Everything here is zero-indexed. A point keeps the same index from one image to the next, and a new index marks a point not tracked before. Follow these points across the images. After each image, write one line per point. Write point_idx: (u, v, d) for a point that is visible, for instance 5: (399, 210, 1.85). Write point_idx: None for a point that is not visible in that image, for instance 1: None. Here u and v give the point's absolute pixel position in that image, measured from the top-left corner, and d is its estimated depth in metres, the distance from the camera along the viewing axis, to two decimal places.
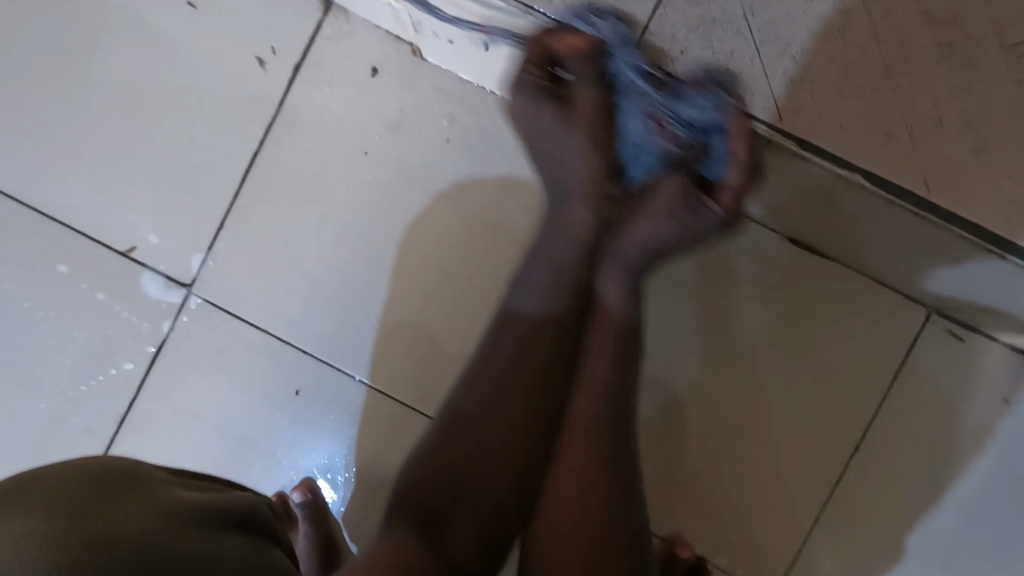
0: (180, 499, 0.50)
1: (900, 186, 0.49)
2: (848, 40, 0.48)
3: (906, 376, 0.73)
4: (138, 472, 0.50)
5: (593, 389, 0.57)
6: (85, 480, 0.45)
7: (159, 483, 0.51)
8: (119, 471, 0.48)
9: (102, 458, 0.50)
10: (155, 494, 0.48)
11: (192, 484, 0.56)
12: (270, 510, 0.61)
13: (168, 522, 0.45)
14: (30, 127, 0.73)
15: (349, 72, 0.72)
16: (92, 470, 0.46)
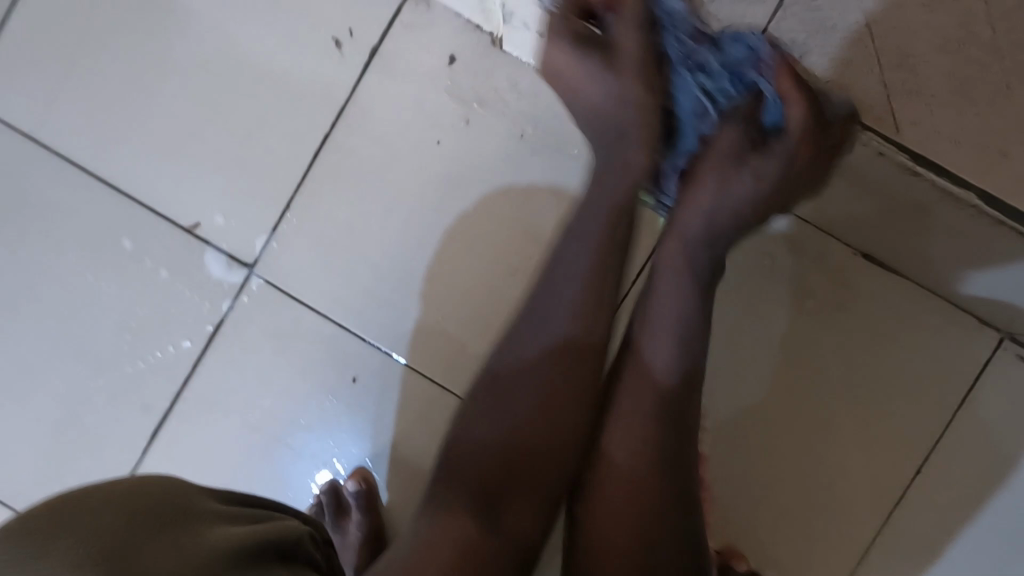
0: (220, 539, 0.41)
1: (1009, 205, 0.48)
2: (969, 53, 0.46)
3: (973, 401, 0.71)
4: (176, 505, 0.42)
5: (632, 432, 0.54)
6: (115, 527, 0.37)
7: (202, 516, 0.43)
8: (148, 509, 0.40)
9: (134, 486, 0.41)
10: (193, 535, 0.40)
11: (233, 512, 0.47)
12: (315, 548, 0.51)
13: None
14: (101, 97, 0.73)
15: (425, 59, 0.71)
16: (125, 511, 0.38)
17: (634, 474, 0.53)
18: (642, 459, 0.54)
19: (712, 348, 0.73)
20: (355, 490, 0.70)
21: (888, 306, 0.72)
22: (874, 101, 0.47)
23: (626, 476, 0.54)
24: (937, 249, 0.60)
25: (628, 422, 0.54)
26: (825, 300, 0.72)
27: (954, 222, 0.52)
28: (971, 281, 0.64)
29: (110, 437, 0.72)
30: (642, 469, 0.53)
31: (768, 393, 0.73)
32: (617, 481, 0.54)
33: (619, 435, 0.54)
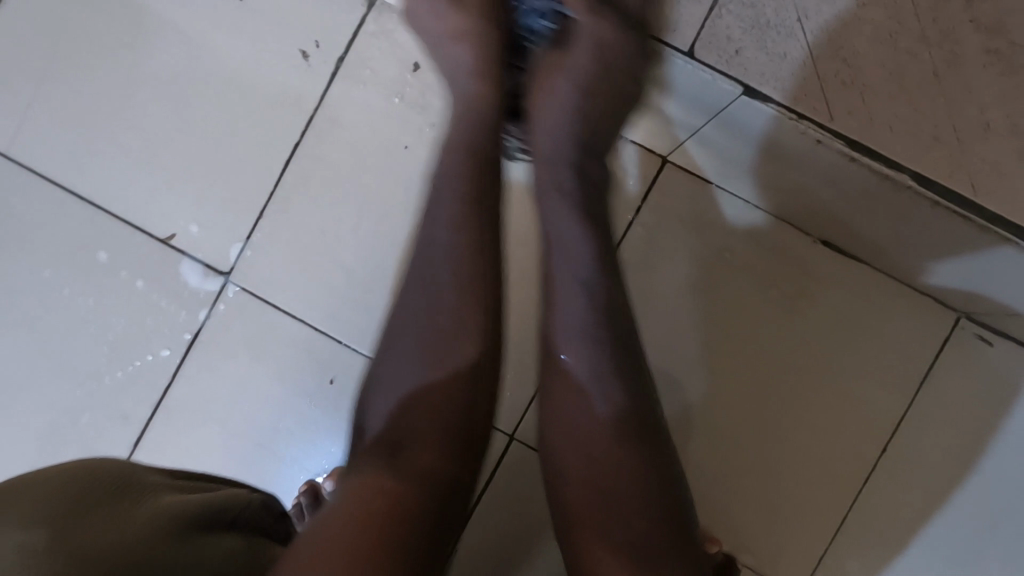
0: (171, 500, 0.46)
1: (948, 187, 0.50)
2: (898, 44, 0.48)
3: (935, 380, 0.74)
4: (129, 477, 0.46)
5: (581, 454, 0.50)
6: (72, 486, 0.42)
7: (152, 485, 0.47)
8: (99, 475, 0.44)
9: (85, 462, 0.46)
10: (142, 499, 0.45)
11: (187, 485, 0.52)
12: (267, 514, 0.55)
13: (157, 526, 0.42)
14: (75, 115, 0.74)
15: (391, 67, 0.73)
16: (82, 476, 0.43)
17: (596, 504, 0.48)
18: (603, 485, 0.48)
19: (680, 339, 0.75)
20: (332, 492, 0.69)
21: (847, 291, 0.74)
22: (812, 91, 0.49)
23: (587, 504, 0.49)
24: (887, 232, 0.62)
25: (576, 445, 0.50)
26: (786, 287, 0.74)
27: (896, 203, 0.54)
28: (922, 264, 0.66)
29: (91, 448, 0.73)
30: (607, 494, 0.48)
31: (736, 380, 0.75)
32: (584, 514, 0.49)
33: (576, 457, 0.50)
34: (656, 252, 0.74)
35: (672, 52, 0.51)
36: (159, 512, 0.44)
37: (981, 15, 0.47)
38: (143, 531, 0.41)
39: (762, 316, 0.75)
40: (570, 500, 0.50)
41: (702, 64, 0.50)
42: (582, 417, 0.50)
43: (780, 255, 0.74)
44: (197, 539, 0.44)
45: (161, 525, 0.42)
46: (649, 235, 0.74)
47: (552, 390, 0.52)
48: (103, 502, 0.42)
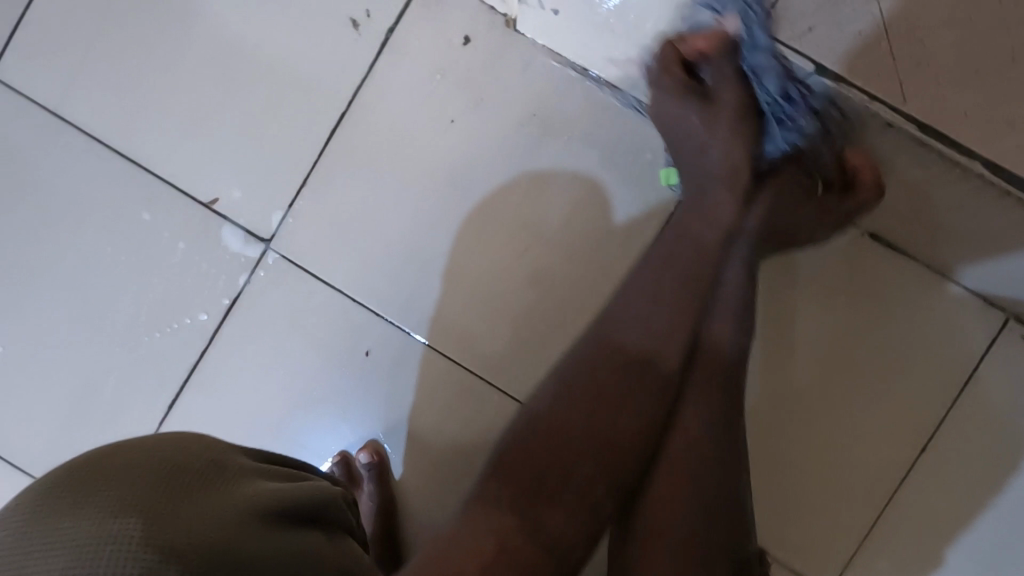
0: (260, 493, 0.45)
1: (1020, 178, 0.49)
2: (977, 26, 0.47)
3: (979, 380, 0.72)
4: (216, 459, 0.46)
5: (698, 430, 0.57)
6: (159, 474, 0.40)
7: (238, 471, 0.46)
8: (184, 461, 0.43)
9: (174, 444, 0.45)
10: (229, 489, 0.43)
11: (271, 474, 0.51)
12: (347, 511, 0.54)
13: (235, 520, 0.40)
14: (123, 76, 0.75)
15: (440, 40, 0.72)
16: (165, 461, 0.42)
17: (698, 462, 0.56)
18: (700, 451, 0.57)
19: None
20: (369, 463, 0.72)
21: (893, 286, 0.72)
22: (885, 72, 0.48)
23: (685, 475, 0.56)
24: (943, 224, 0.61)
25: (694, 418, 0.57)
26: (830, 280, 0.73)
27: (962, 191, 0.53)
28: (976, 261, 0.65)
29: (129, 408, 0.74)
30: (698, 456, 0.57)
31: (773, 372, 0.74)
32: (675, 479, 0.56)
33: (683, 436, 0.57)
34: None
35: (744, 27, 0.51)
36: (241, 504, 0.42)
37: None
38: (223, 524, 0.39)
39: (803, 308, 0.73)
40: (674, 465, 0.57)
41: (772, 39, 0.50)
42: (710, 383, 0.58)
43: (821, 244, 0.72)
44: (280, 542, 0.42)
45: (246, 522, 0.41)
46: None
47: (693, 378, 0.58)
48: (185, 492, 0.40)
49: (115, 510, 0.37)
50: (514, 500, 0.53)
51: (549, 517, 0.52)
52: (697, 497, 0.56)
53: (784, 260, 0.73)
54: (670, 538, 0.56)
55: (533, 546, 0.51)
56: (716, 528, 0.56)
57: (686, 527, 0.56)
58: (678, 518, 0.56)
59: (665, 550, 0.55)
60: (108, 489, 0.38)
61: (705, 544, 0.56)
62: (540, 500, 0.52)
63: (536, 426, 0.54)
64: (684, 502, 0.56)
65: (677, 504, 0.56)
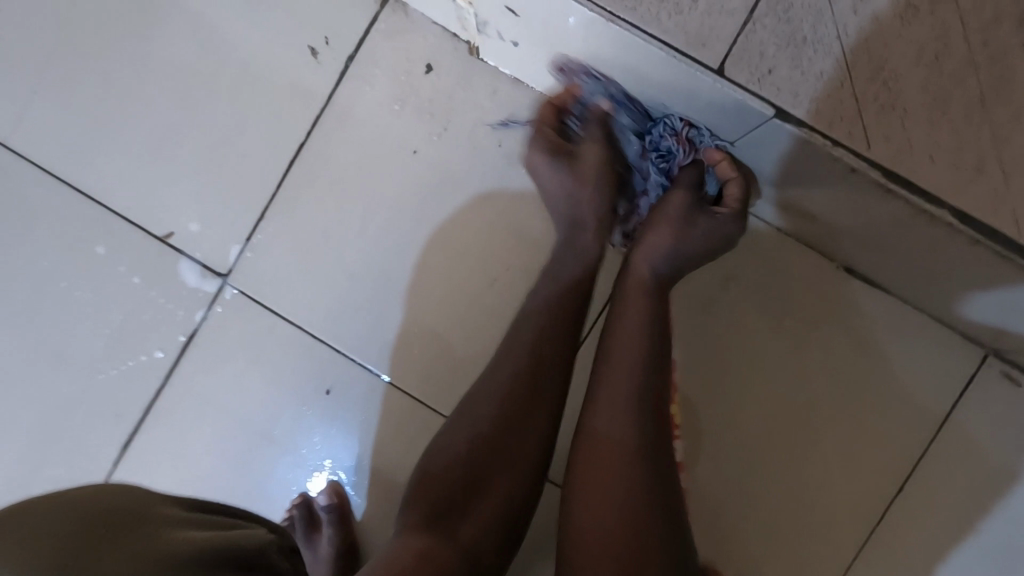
0: (189, 544, 0.42)
1: (989, 226, 0.47)
2: (943, 69, 0.45)
3: (958, 417, 0.70)
4: (138, 510, 0.43)
5: (613, 411, 0.53)
6: (73, 527, 0.37)
7: (164, 522, 0.43)
8: (103, 510, 0.40)
9: (85, 496, 0.41)
10: (155, 538, 0.41)
11: (200, 522, 0.48)
12: (280, 556, 0.52)
13: (160, 570, 0.38)
14: (76, 105, 0.72)
15: (402, 68, 0.70)
16: (79, 512, 0.39)
17: (617, 443, 0.52)
18: (621, 432, 0.52)
19: (694, 363, 0.73)
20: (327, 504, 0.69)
21: (869, 321, 0.71)
22: (848, 115, 0.46)
23: (606, 459, 0.51)
24: (916, 265, 0.59)
25: (610, 396, 0.54)
26: (803, 314, 0.71)
27: (931, 237, 0.51)
28: (951, 300, 0.63)
29: (82, 448, 0.72)
30: (619, 438, 0.52)
31: (746, 409, 0.72)
32: (594, 461, 0.52)
33: (640, 504, 0.50)
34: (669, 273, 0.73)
35: (702, 68, 0.48)
36: (165, 553, 0.40)
37: None
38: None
39: (777, 343, 0.72)
40: (595, 449, 0.52)
41: (731, 82, 0.47)
42: (620, 360, 0.55)
43: (796, 278, 0.71)
44: None
45: (174, 572, 0.39)
46: None
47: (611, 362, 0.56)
48: (105, 545, 0.37)
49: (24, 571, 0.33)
50: (441, 509, 0.50)
51: (466, 525, 0.49)
52: (622, 483, 0.50)
53: (758, 294, 0.72)
54: (597, 538, 0.49)
55: (450, 553, 0.48)
56: (643, 525, 0.49)
57: (609, 520, 0.49)
58: (600, 510, 0.49)
59: (590, 550, 0.48)
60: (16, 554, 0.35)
61: (635, 548, 0.48)
62: (460, 501, 0.50)
63: (452, 437, 0.54)
64: (603, 490, 0.50)
65: (596, 496, 0.50)
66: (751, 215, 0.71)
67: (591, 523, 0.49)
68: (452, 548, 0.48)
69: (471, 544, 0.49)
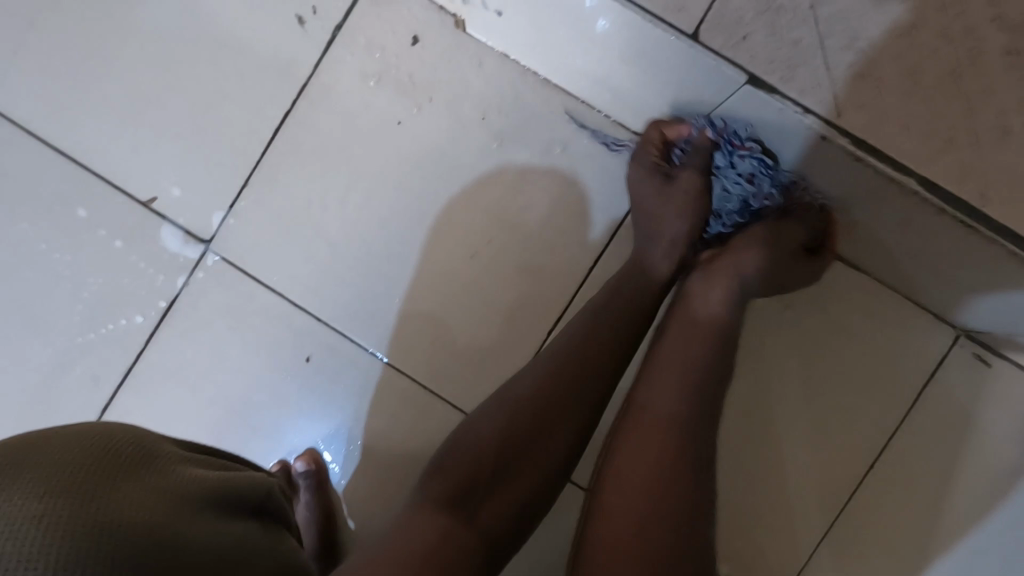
0: (193, 478, 0.42)
1: (954, 195, 0.48)
2: (918, 39, 0.45)
3: (931, 394, 0.71)
4: (142, 444, 0.42)
5: (669, 386, 0.53)
6: (76, 461, 0.36)
7: (167, 458, 0.42)
8: (117, 442, 0.40)
9: (90, 429, 0.40)
10: (162, 474, 0.40)
11: (201, 461, 0.47)
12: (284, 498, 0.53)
13: (179, 504, 0.38)
14: (61, 68, 0.72)
15: (388, 39, 0.70)
16: (92, 441, 0.38)
17: (671, 413, 0.52)
18: (678, 405, 0.52)
19: None
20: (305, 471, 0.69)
21: (846, 300, 0.71)
22: (820, 83, 0.47)
23: (655, 427, 0.52)
24: (890, 242, 0.60)
25: (668, 372, 0.54)
26: (783, 292, 0.72)
27: (902, 209, 0.52)
28: (926, 280, 0.64)
29: (61, 410, 0.72)
30: (670, 412, 0.52)
31: (723, 384, 0.73)
32: (634, 470, 0.50)
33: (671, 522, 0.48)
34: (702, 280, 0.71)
35: (678, 33, 0.49)
36: (178, 486, 0.40)
37: None
38: (170, 511, 0.37)
39: (755, 320, 0.73)
40: (647, 432, 0.51)
41: (705, 46, 0.49)
42: (678, 343, 0.55)
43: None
44: (219, 529, 0.39)
45: (189, 509, 0.39)
46: None
47: (664, 353, 0.55)
48: (122, 477, 0.37)
49: (56, 499, 0.34)
50: (454, 500, 0.50)
51: (487, 510, 0.50)
52: (662, 504, 0.49)
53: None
54: (627, 523, 0.49)
55: (469, 534, 0.48)
56: (679, 503, 0.49)
57: (643, 488, 0.49)
58: (639, 479, 0.50)
59: (618, 511, 0.49)
60: (39, 476, 0.35)
61: (666, 521, 0.48)
62: (477, 495, 0.50)
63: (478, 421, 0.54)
64: (644, 457, 0.50)
65: (639, 462, 0.51)
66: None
67: (623, 484, 0.50)
68: (475, 536, 0.49)
69: (490, 532, 0.49)
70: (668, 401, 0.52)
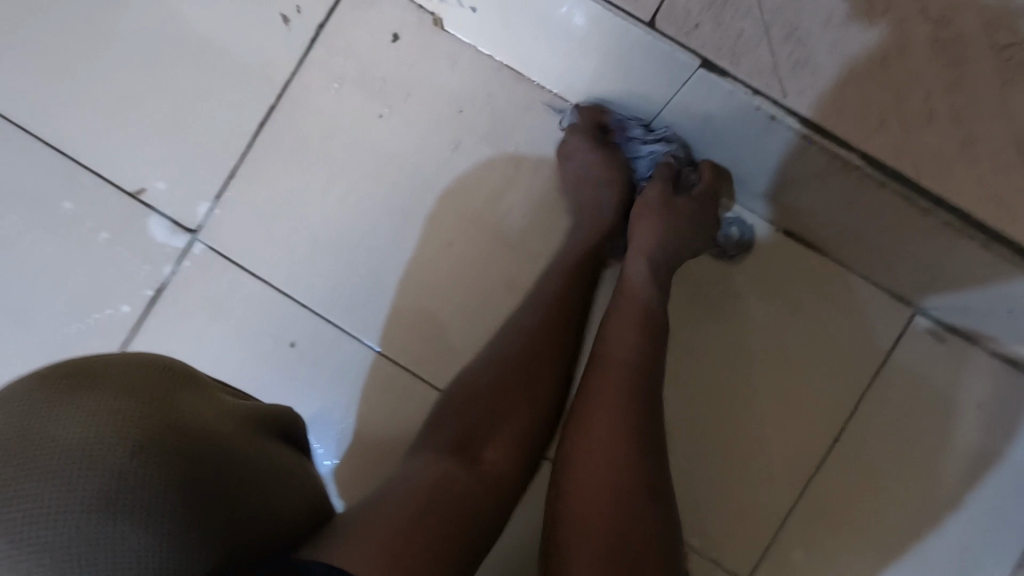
0: (236, 408, 0.45)
1: (894, 169, 0.52)
2: (850, 29, 0.50)
3: (887, 372, 0.75)
4: (192, 374, 0.44)
5: (624, 339, 0.59)
6: (142, 383, 0.39)
7: (211, 388, 0.45)
8: (162, 364, 0.42)
9: (140, 354, 0.42)
10: (211, 402, 0.42)
11: (234, 393, 0.49)
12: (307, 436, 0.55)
13: (228, 433, 0.41)
14: (49, 66, 0.74)
15: (371, 37, 0.74)
16: (148, 371, 0.40)
17: (620, 361, 0.57)
18: (627, 355, 0.58)
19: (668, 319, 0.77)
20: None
21: (807, 280, 0.75)
22: (767, 68, 0.51)
23: (611, 375, 0.56)
24: (843, 221, 0.64)
25: (619, 328, 0.60)
26: (751, 277, 0.76)
27: (848, 185, 0.56)
28: (878, 258, 0.68)
29: None
30: (617, 360, 0.57)
31: (695, 364, 0.77)
32: (588, 404, 0.55)
33: (625, 451, 0.52)
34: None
35: (636, 22, 0.53)
36: (222, 412, 0.43)
37: (931, 5, 0.49)
38: (221, 437, 0.40)
39: (723, 303, 0.77)
40: (602, 367, 0.57)
41: (661, 34, 0.52)
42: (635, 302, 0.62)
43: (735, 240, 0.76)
44: (266, 459, 0.43)
45: (238, 436, 0.41)
46: None
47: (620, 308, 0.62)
48: (177, 397, 0.40)
49: (123, 413, 0.37)
50: (449, 453, 0.54)
51: (488, 453, 0.55)
52: (619, 440, 0.52)
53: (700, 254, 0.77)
54: (587, 462, 0.52)
55: (472, 479, 0.52)
56: (633, 442, 0.52)
57: (608, 429, 0.53)
58: (599, 422, 0.53)
59: (581, 456, 0.52)
60: (104, 393, 0.37)
61: (626, 459, 0.51)
62: (474, 445, 0.55)
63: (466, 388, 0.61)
64: (598, 400, 0.55)
65: (598, 406, 0.54)
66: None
67: (587, 428, 0.53)
68: (471, 477, 0.52)
69: (485, 478, 0.53)
70: (623, 355, 0.58)
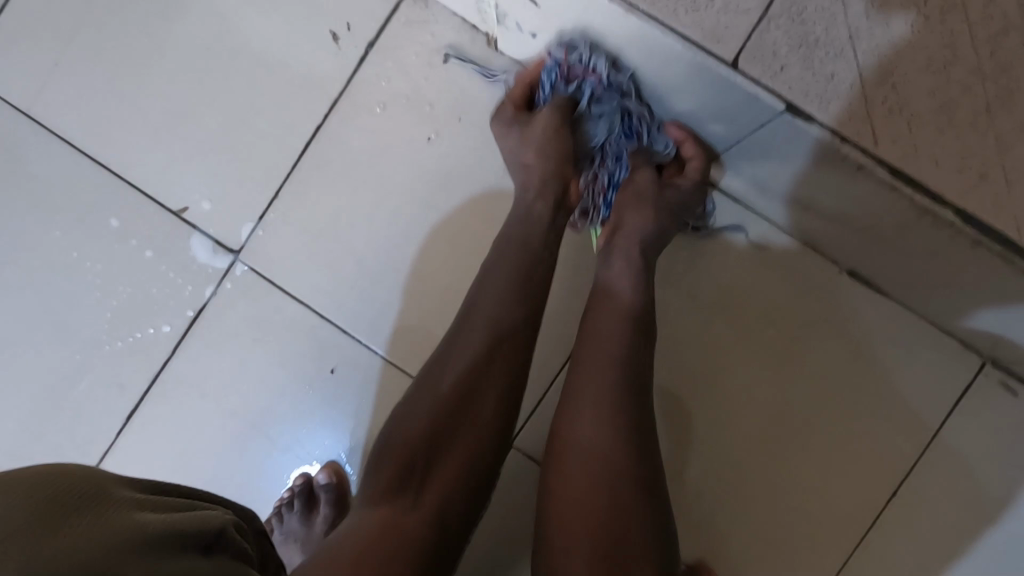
0: (160, 519, 0.36)
1: (991, 226, 0.48)
2: (952, 73, 0.46)
3: (951, 427, 0.71)
4: (104, 487, 0.36)
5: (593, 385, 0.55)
6: (25, 507, 0.31)
7: (131, 500, 0.37)
8: (63, 483, 0.34)
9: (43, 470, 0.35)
10: (124, 518, 0.34)
11: (172, 501, 0.41)
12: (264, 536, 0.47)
13: (141, 555, 0.32)
14: (97, 81, 0.73)
15: (421, 57, 0.71)
16: (39, 492, 0.32)
17: (599, 429, 0.53)
18: (605, 437, 0.53)
19: (721, 364, 0.73)
20: (292, 488, 0.69)
21: (870, 325, 0.71)
22: (858, 114, 0.47)
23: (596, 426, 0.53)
24: (920, 269, 0.60)
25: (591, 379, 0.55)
26: (810, 321, 0.72)
27: (934, 239, 0.52)
28: (952, 309, 0.64)
29: (85, 416, 0.72)
30: (598, 439, 0.53)
31: (747, 409, 0.73)
32: (574, 451, 0.53)
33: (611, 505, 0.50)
34: (673, 292, 0.74)
35: (716, 62, 0.49)
36: (140, 532, 0.34)
37: None
38: (129, 565, 0.31)
39: (779, 347, 0.73)
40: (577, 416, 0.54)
41: (744, 75, 0.49)
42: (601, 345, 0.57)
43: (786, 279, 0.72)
44: (197, 569, 0.34)
45: (152, 554, 0.33)
46: (698, 259, 0.73)
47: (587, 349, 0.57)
48: (71, 524, 0.31)
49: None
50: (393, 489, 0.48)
51: (431, 492, 0.49)
52: (606, 494, 0.51)
53: (745, 285, 0.73)
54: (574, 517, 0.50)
55: (420, 521, 0.47)
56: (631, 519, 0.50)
57: (595, 484, 0.51)
58: (581, 476, 0.52)
59: (569, 568, 0.49)
60: None
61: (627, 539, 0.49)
62: (420, 476, 0.49)
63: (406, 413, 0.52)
64: (576, 495, 0.51)
65: (584, 484, 0.51)
66: (741, 207, 0.71)
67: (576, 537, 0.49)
68: (416, 518, 0.47)
69: (437, 514, 0.48)
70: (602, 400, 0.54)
